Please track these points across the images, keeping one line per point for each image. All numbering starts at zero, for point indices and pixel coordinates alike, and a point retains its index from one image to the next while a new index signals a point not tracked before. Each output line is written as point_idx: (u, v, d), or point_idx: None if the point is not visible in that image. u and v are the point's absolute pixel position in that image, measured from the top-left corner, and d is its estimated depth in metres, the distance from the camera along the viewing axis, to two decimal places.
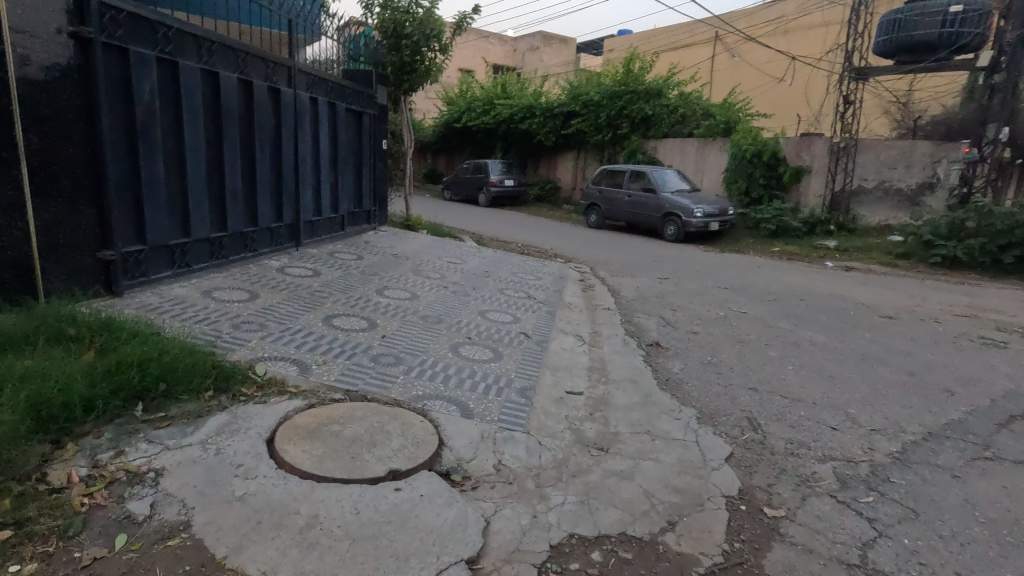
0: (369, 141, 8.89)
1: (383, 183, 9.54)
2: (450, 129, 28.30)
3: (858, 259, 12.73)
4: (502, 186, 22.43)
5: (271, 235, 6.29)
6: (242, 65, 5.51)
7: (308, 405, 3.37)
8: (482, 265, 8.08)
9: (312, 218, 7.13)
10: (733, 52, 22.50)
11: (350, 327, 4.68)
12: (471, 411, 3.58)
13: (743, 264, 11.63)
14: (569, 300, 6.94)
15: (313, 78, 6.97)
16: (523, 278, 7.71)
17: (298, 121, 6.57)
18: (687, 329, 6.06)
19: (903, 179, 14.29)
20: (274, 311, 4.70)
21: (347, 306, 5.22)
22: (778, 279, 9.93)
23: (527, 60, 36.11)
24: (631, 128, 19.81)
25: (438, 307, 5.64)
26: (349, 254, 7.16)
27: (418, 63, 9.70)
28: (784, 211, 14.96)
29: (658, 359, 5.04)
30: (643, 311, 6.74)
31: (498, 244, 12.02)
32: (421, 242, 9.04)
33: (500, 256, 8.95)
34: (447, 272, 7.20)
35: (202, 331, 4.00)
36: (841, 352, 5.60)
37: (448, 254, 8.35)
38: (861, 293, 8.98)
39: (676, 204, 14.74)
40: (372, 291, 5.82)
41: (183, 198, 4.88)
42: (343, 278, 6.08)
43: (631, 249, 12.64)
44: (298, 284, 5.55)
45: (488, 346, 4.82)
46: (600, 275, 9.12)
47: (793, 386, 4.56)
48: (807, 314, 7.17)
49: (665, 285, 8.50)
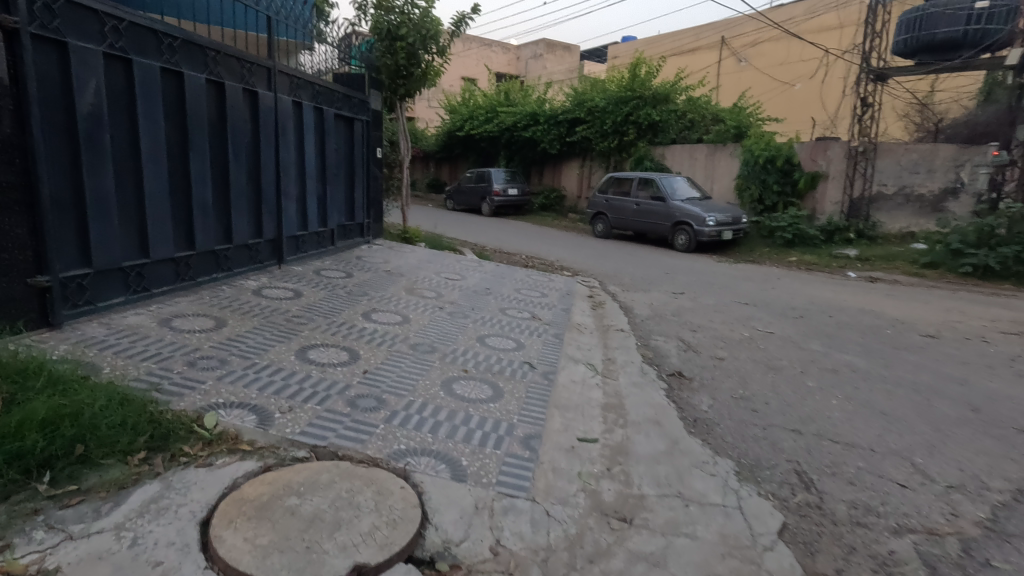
0: (361, 149, 8.34)
1: (377, 194, 8.99)
2: (452, 138, 27.82)
3: (882, 269, 12.03)
4: (505, 195, 21.87)
5: (248, 252, 5.72)
6: (212, 65, 4.95)
7: (262, 468, 2.75)
8: (482, 282, 7.47)
9: (297, 233, 6.57)
10: (741, 57, 22.01)
11: (327, 361, 4.07)
12: (463, 472, 2.94)
13: (760, 275, 10.97)
14: (578, 320, 6.32)
15: (297, 81, 6.40)
16: (527, 296, 7.10)
17: (280, 128, 6.01)
18: (711, 354, 5.42)
19: (924, 184, 13.61)
20: (241, 342, 4.11)
21: (329, 334, 4.62)
22: (800, 292, 9.27)
23: (529, 68, 35.74)
24: (638, 134, 19.23)
25: (431, 334, 5.03)
26: (336, 272, 6.58)
27: (415, 67, 9.17)
28: (800, 218, 14.29)
29: (681, 392, 4.41)
30: (660, 332, 6.11)
31: (501, 257, 11.43)
32: (417, 256, 8.45)
33: (502, 271, 8.34)
34: (443, 291, 6.60)
35: (149, 372, 3.40)
36: (887, 379, 4.94)
37: (446, 270, 7.75)
38: (893, 307, 8.29)
39: (686, 213, 14.10)
40: (357, 315, 5.22)
41: (140, 214, 4.32)
42: (327, 300, 5.49)
43: (640, 261, 12.02)
44: (274, 309, 4.95)
45: (486, 381, 4.19)
46: (610, 290, 8.49)
47: (843, 426, 3.91)
48: (840, 333, 6.52)
49: (681, 301, 7.85)
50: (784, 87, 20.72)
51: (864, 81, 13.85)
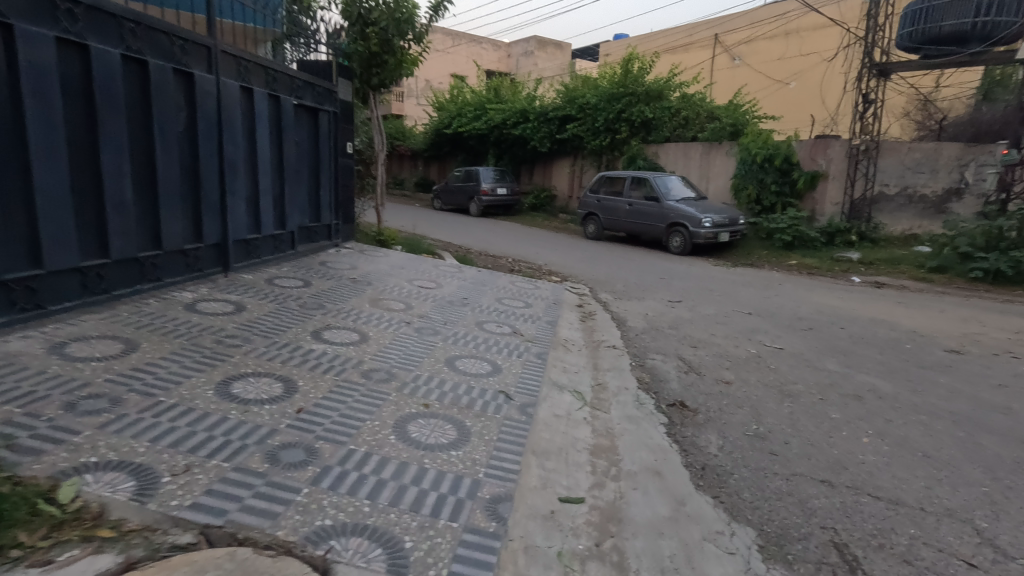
0: (329, 143, 7.57)
1: (347, 192, 8.23)
2: (440, 136, 27.02)
3: (887, 273, 11.42)
4: (494, 195, 21.16)
5: (184, 260, 4.96)
6: (131, 39, 4.18)
7: (125, 566, 2.00)
8: (458, 290, 6.75)
9: (248, 237, 5.81)
10: (735, 55, 21.48)
11: (253, 398, 3.31)
12: (404, 560, 2.21)
13: (760, 280, 10.32)
14: (566, 336, 5.60)
15: (246, 64, 5.61)
16: (508, 306, 6.39)
17: (224, 117, 5.24)
18: (715, 376, 4.74)
19: (927, 185, 13.06)
20: (149, 374, 3.36)
21: (266, 360, 3.87)
22: (805, 299, 8.62)
23: (521, 65, 35.08)
24: (630, 132, 18.58)
25: (391, 357, 4.30)
26: (293, 281, 5.84)
27: (389, 55, 8.44)
28: (799, 220, 13.67)
29: (685, 430, 3.71)
30: (656, 349, 5.41)
31: (486, 261, 10.71)
32: (390, 261, 7.72)
33: (483, 278, 7.63)
34: (413, 302, 5.88)
35: (8, 422, 2.65)
36: (921, 408, 4.26)
37: (420, 277, 7.03)
38: (908, 317, 7.65)
39: (681, 214, 13.46)
40: (307, 333, 4.48)
41: (29, 214, 3.58)
42: (274, 315, 4.74)
43: (634, 264, 11.34)
44: (205, 328, 4.20)
45: (451, 419, 3.46)
46: (602, 298, 7.80)
47: (882, 476, 3.22)
48: (855, 349, 5.86)
49: (678, 311, 7.18)
50: (780, 84, 20.15)
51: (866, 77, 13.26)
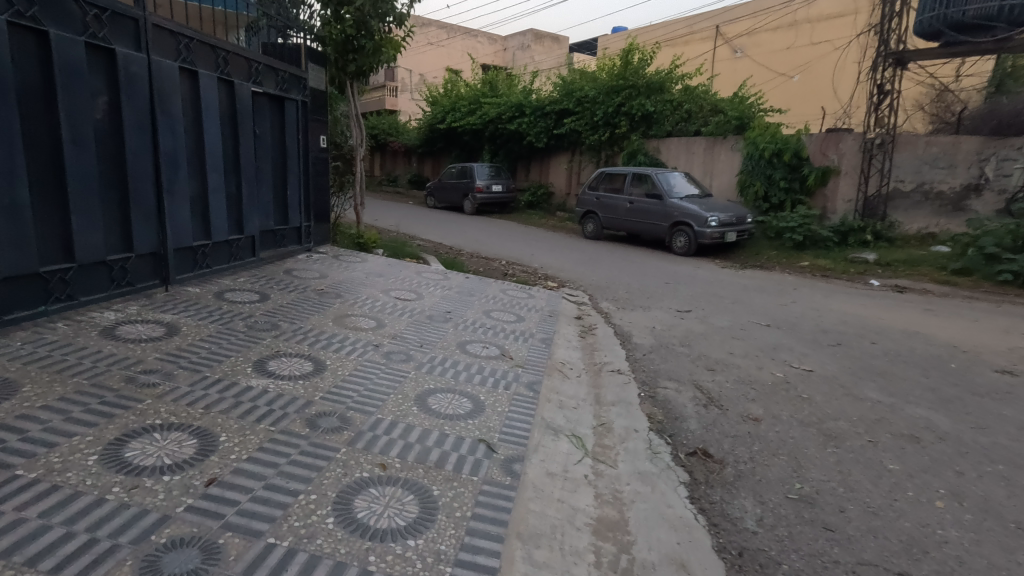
0: (298, 137, 6.75)
1: (321, 192, 7.45)
2: (434, 131, 26.16)
3: (906, 276, 10.66)
4: (489, 192, 20.39)
5: (109, 274, 4.19)
6: (22, 3, 3.41)
7: None
8: (441, 302, 5.98)
9: (196, 244, 5.02)
10: (736, 48, 20.78)
11: (151, 465, 2.52)
12: None
13: (774, 285, 9.56)
14: (562, 358, 4.83)
15: (191, 42, 4.80)
16: (497, 321, 5.62)
17: (160, 104, 4.46)
18: (740, 411, 3.99)
19: (945, 180, 12.28)
20: (18, 432, 2.59)
21: (185, 404, 3.09)
22: (824, 307, 7.88)
23: (517, 59, 34.31)
24: (630, 126, 17.79)
25: (350, 394, 3.53)
26: (249, 295, 5.06)
27: (366, 38, 7.62)
28: (810, 218, 12.90)
29: (712, 494, 2.95)
30: (668, 374, 4.66)
31: (479, 265, 9.96)
32: (367, 267, 6.93)
33: (472, 286, 6.87)
34: (387, 320, 5.11)
35: None
36: (995, 455, 3.51)
37: (399, 287, 6.26)
38: (944, 328, 6.88)
39: (685, 212, 12.69)
40: (249, 364, 3.72)
41: None
42: (213, 341, 3.97)
43: (637, 267, 10.57)
44: (117, 361, 3.42)
45: (413, 487, 2.67)
46: (603, 308, 7.05)
47: (975, 564, 2.47)
48: (895, 371, 5.11)
49: (689, 324, 6.41)
50: (788, 76, 19.35)
51: (880, 66, 12.53)
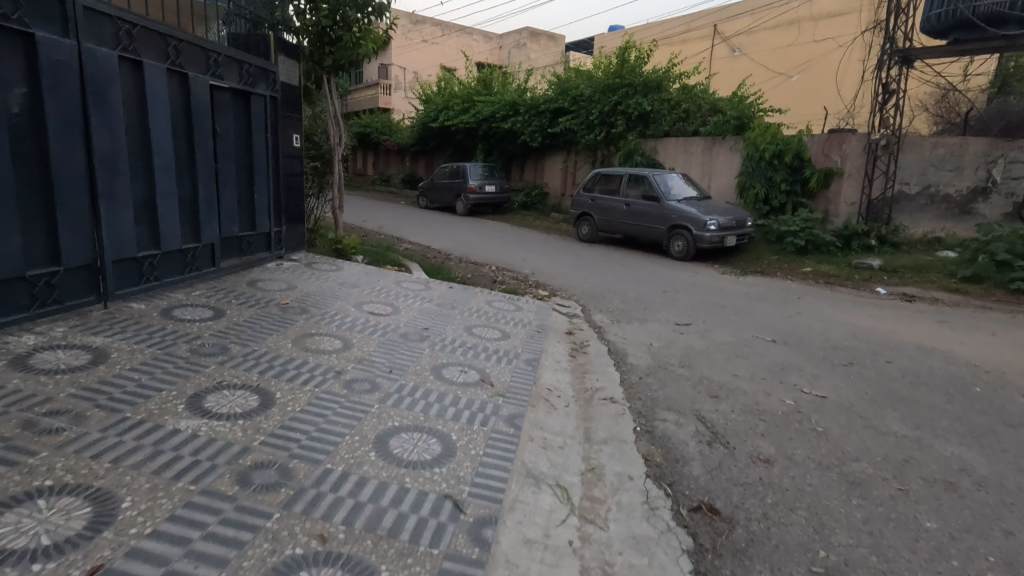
0: (267, 136, 6.23)
1: (294, 194, 6.94)
2: (427, 130, 25.60)
3: (914, 283, 10.22)
4: (482, 192, 19.89)
5: (30, 291, 3.69)
6: None
7: None
8: (418, 317, 5.49)
9: (141, 254, 4.51)
10: (734, 47, 20.36)
11: (20, 548, 2.03)
12: None
13: (777, 293, 9.09)
14: (549, 384, 4.33)
15: (134, 29, 4.29)
16: (479, 338, 5.12)
17: (94, 98, 3.95)
18: (749, 451, 3.50)
19: (951, 183, 11.91)
20: None
21: (89, 457, 2.59)
22: (832, 319, 7.41)
23: (513, 58, 33.82)
24: (627, 126, 17.32)
25: (298, 438, 3.03)
26: (201, 312, 4.55)
27: (343, 29, 7.06)
28: (812, 222, 12.44)
29: (721, 568, 2.48)
30: (667, 403, 4.17)
31: (467, 273, 9.45)
32: (341, 277, 6.42)
33: (455, 298, 6.37)
34: (354, 340, 4.61)
35: None
36: None
37: (374, 300, 5.75)
38: (962, 343, 6.41)
39: (683, 215, 12.20)
40: (183, 400, 3.22)
41: None
42: (145, 370, 3.46)
43: (633, 273, 10.09)
44: (20, 401, 2.92)
45: (359, 567, 2.18)
46: (597, 321, 6.56)
47: None
48: (917, 396, 4.63)
49: (689, 340, 5.93)
50: (790, 74, 18.90)
51: (886, 65, 12.08)
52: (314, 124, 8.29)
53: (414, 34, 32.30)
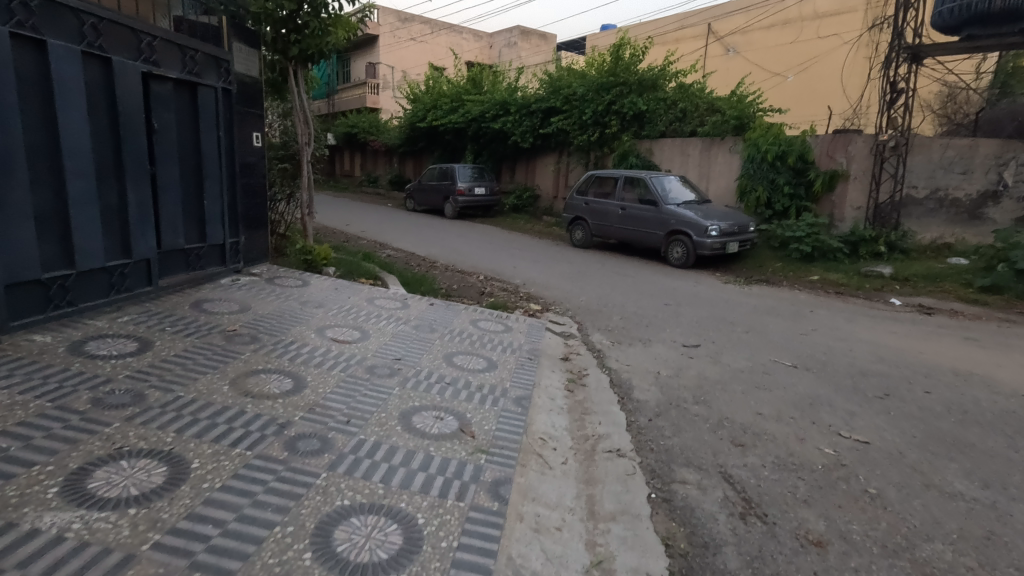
0: (220, 134, 5.45)
1: (255, 200, 6.17)
2: (415, 130, 24.81)
3: (928, 293, 9.62)
4: (471, 195, 19.15)
5: None
6: None
7: None
8: (389, 344, 4.74)
9: (48, 276, 3.75)
10: (729, 46, 19.90)
11: None
12: None
13: (787, 305, 8.42)
14: (541, 433, 3.60)
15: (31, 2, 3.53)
16: (459, 371, 4.37)
17: None
18: (791, 530, 2.81)
19: (960, 187, 11.35)
20: None
21: None
22: (851, 338, 6.74)
23: (504, 57, 33.11)
24: (621, 126, 16.64)
25: (208, 536, 2.28)
26: (123, 346, 3.80)
27: (308, 15, 6.25)
28: (818, 227, 11.82)
29: None
30: (685, 458, 3.46)
31: (452, 285, 8.69)
32: (306, 295, 5.65)
33: (435, 318, 5.62)
34: (309, 378, 3.86)
35: None
36: None
37: (341, 324, 4.99)
38: (1001, 366, 5.76)
39: (682, 219, 11.53)
40: (58, 480, 2.47)
41: None
42: (21, 435, 2.72)
43: (632, 283, 9.38)
44: None
45: None
46: (596, 343, 5.84)
47: None
48: (973, 440, 3.95)
49: (700, 367, 5.22)
50: (790, 74, 18.35)
51: (894, 62, 11.47)
52: (283, 136, 7.62)
53: (402, 32, 31.45)
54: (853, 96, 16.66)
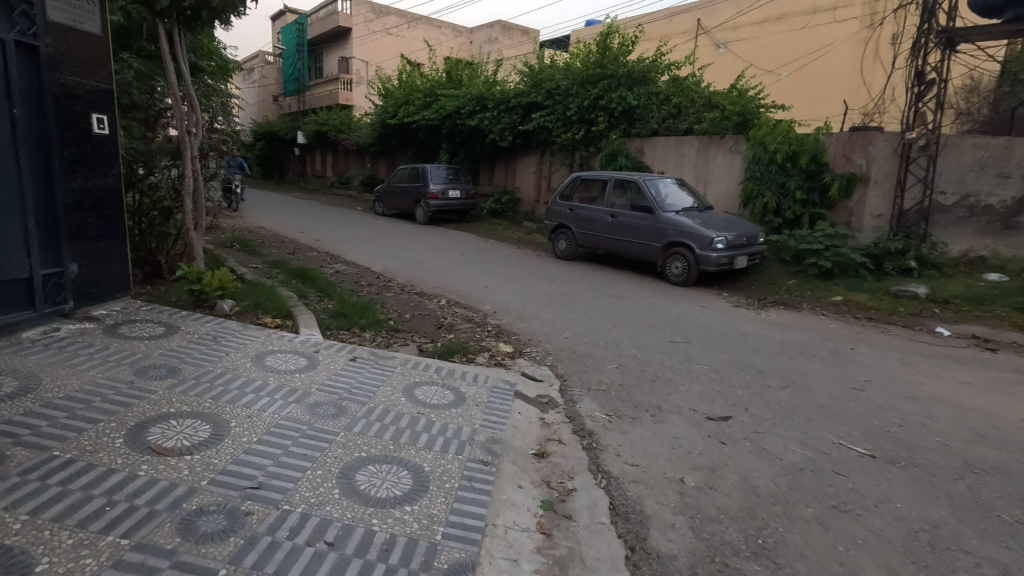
0: (17, 113, 3.61)
1: (103, 209, 4.31)
2: (387, 128, 22.87)
3: (976, 319, 8.09)
4: (443, 198, 17.34)
5: None
6: None
7: None
8: (251, 453, 2.87)
9: None
10: (719, 42, 18.44)
11: None
12: None
13: (820, 341, 6.74)
14: None
15: None
16: (355, 516, 2.54)
17: None
18: None
19: (993, 193, 9.89)
20: None
21: None
22: (922, 395, 5.03)
23: (482, 51, 31.26)
24: (610, 123, 14.94)
25: None
26: None
27: None
28: (836, 238, 10.23)
29: None
30: None
31: (400, 316, 6.82)
32: (157, 354, 3.80)
33: (349, 389, 3.78)
34: (44, 569, 1.98)
35: None
36: None
37: (184, 412, 3.14)
38: None
39: (680, 229, 9.86)
40: None
41: None
42: None
43: (626, 310, 7.66)
44: None
45: None
46: (584, 418, 4.06)
47: None
48: None
49: (742, 467, 3.47)
50: (796, 68, 16.74)
51: (927, 49, 9.84)
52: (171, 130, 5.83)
53: (376, 24, 29.55)
54: (876, 87, 15.04)
